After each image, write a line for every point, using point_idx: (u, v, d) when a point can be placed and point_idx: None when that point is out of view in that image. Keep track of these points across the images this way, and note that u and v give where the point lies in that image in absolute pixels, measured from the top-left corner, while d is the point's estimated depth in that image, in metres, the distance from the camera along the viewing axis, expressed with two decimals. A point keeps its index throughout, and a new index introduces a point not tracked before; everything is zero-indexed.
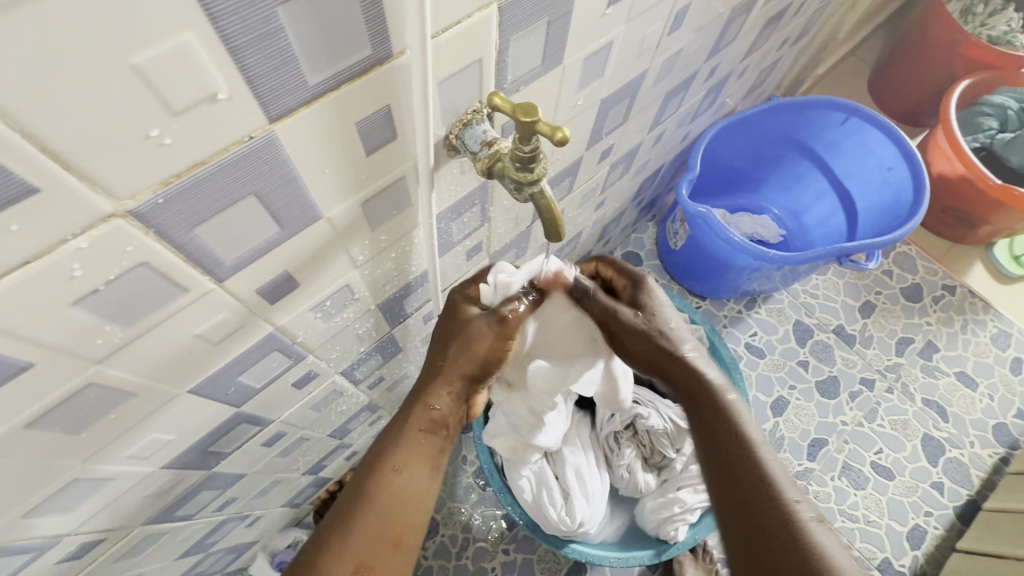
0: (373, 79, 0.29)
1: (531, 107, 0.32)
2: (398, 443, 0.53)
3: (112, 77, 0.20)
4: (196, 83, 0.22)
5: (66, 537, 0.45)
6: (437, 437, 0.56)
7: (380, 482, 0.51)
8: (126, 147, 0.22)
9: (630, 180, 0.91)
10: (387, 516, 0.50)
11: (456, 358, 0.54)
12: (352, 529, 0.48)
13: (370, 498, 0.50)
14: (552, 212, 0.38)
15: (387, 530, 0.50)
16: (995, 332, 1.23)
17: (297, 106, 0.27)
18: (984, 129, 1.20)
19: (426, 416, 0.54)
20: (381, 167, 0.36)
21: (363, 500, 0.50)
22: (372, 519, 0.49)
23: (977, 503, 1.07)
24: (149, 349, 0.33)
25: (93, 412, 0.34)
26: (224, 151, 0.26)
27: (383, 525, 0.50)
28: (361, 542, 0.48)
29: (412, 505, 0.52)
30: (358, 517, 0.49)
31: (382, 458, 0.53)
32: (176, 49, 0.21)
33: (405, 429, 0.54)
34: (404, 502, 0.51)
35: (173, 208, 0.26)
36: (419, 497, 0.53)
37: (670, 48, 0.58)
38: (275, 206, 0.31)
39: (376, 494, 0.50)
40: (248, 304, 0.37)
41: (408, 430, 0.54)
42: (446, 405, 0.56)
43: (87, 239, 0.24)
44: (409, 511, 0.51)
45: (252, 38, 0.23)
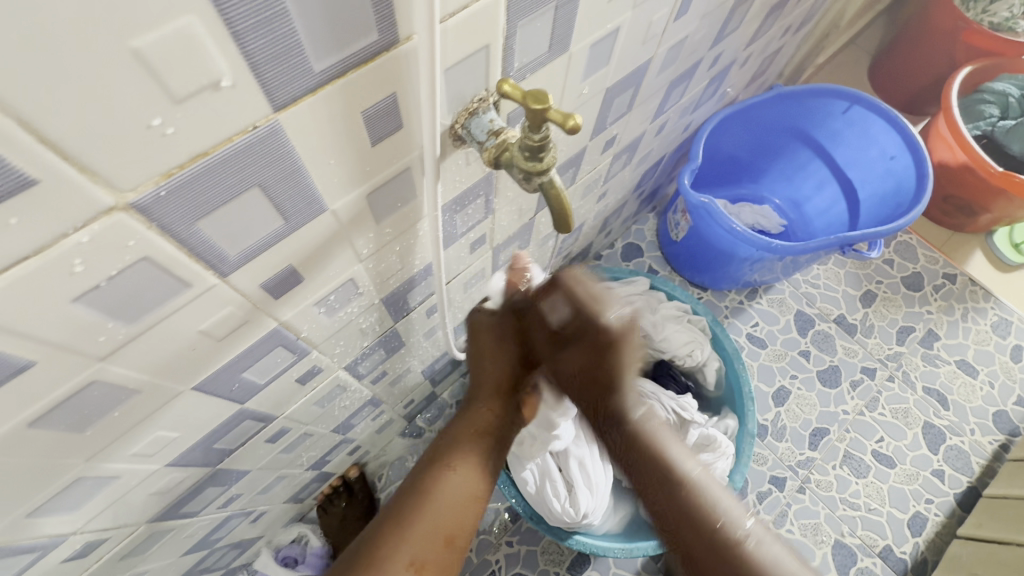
0: (379, 66, 0.28)
1: (541, 93, 0.31)
2: (455, 442, 0.53)
3: (111, 62, 0.19)
4: (199, 69, 0.21)
5: (71, 536, 0.44)
6: (491, 439, 0.55)
7: (439, 478, 0.50)
8: (127, 137, 0.21)
9: (632, 170, 0.90)
10: (444, 511, 0.48)
11: (498, 357, 0.58)
12: (408, 521, 0.47)
13: (427, 493, 0.49)
14: (561, 202, 0.38)
15: (442, 528, 0.48)
16: (995, 320, 1.24)
17: (302, 94, 0.26)
18: (985, 117, 1.19)
19: (480, 417, 0.55)
20: (385, 158, 0.35)
21: (421, 494, 0.49)
22: (428, 515, 0.48)
23: (977, 490, 1.07)
24: (152, 346, 0.32)
25: (94, 411, 0.34)
26: (228, 141, 0.25)
27: (439, 521, 0.48)
28: (417, 534, 0.46)
29: (467, 503, 0.50)
30: (415, 509, 0.48)
31: (437, 455, 0.52)
32: (178, 33, 0.20)
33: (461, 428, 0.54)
34: (460, 499, 0.50)
35: (175, 200, 0.25)
36: (474, 497, 0.51)
37: (674, 35, 0.57)
38: (280, 198, 0.30)
39: (432, 489, 0.49)
40: (252, 299, 0.36)
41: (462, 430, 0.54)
42: (499, 406, 0.56)
43: (87, 233, 0.23)
44: (463, 511, 0.50)
45: (256, 22, 0.22)
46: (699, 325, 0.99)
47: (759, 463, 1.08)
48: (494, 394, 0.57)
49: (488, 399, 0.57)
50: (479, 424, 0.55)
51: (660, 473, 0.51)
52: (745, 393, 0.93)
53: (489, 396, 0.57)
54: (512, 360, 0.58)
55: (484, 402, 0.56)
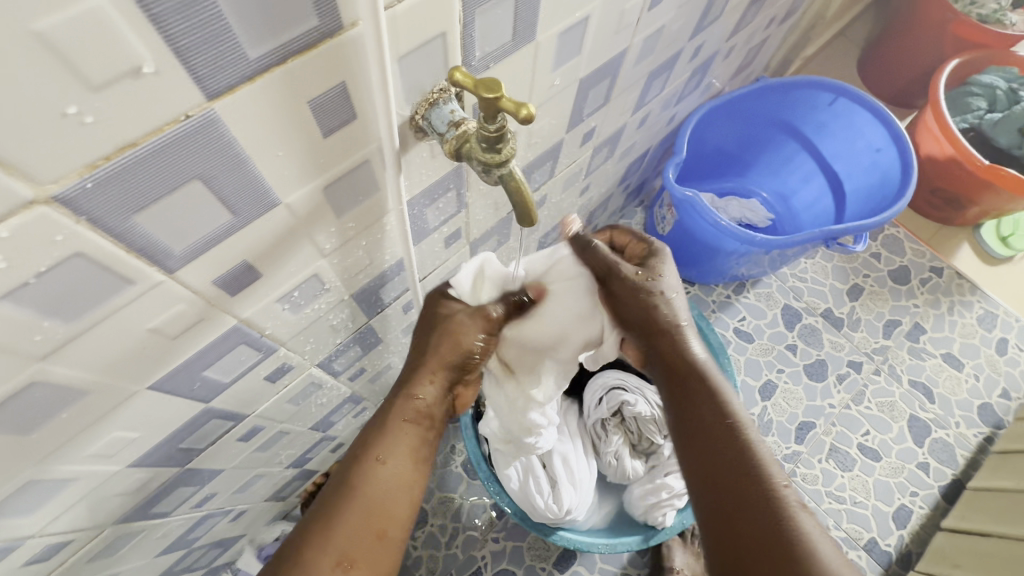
0: (322, 54, 0.27)
1: (494, 81, 0.31)
2: (383, 434, 0.52)
3: (11, 46, 0.18)
4: (115, 54, 0.20)
5: (30, 539, 0.43)
6: (423, 427, 0.55)
7: (364, 472, 0.50)
8: (41, 126, 0.20)
9: (616, 164, 0.90)
10: (371, 506, 0.49)
11: (431, 349, 0.56)
12: (335, 519, 0.47)
13: (355, 488, 0.49)
14: (522, 195, 0.37)
15: (370, 522, 0.48)
16: (982, 313, 1.24)
17: (238, 82, 0.25)
18: (973, 109, 1.19)
19: (408, 405, 0.54)
20: (340, 150, 0.34)
21: (347, 492, 0.49)
22: (355, 511, 0.48)
23: (961, 482, 1.08)
24: (97, 344, 0.31)
25: (41, 412, 0.33)
26: (159, 131, 0.24)
27: (367, 515, 0.48)
28: (345, 532, 0.47)
29: (397, 495, 0.50)
30: (340, 507, 0.48)
31: (364, 450, 0.52)
32: (87, 15, 0.19)
33: (389, 419, 0.53)
34: (389, 492, 0.50)
35: (105, 193, 0.24)
36: (405, 487, 0.51)
37: (650, 25, 0.56)
38: (224, 191, 0.29)
39: (359, 484, 0.49)
40: (207, 296, 0.35)
41: (390, 420, 0.53)
42: (431, 393, 0.55)
43: (8, 228, 0.22)
44: (393, 502, 0.50)
45: (176, 6, 0.21)
46: None
47: None
48: (427, 383, 0.55)
49: (419, 386, 0.55)
50: (408, 412, 0.54)
51: (724, 411, 0.51)
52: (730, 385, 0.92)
53: (421, 383, 0.55)
54: (446, 349, 0.56)
55: (414, 387, 0.55)
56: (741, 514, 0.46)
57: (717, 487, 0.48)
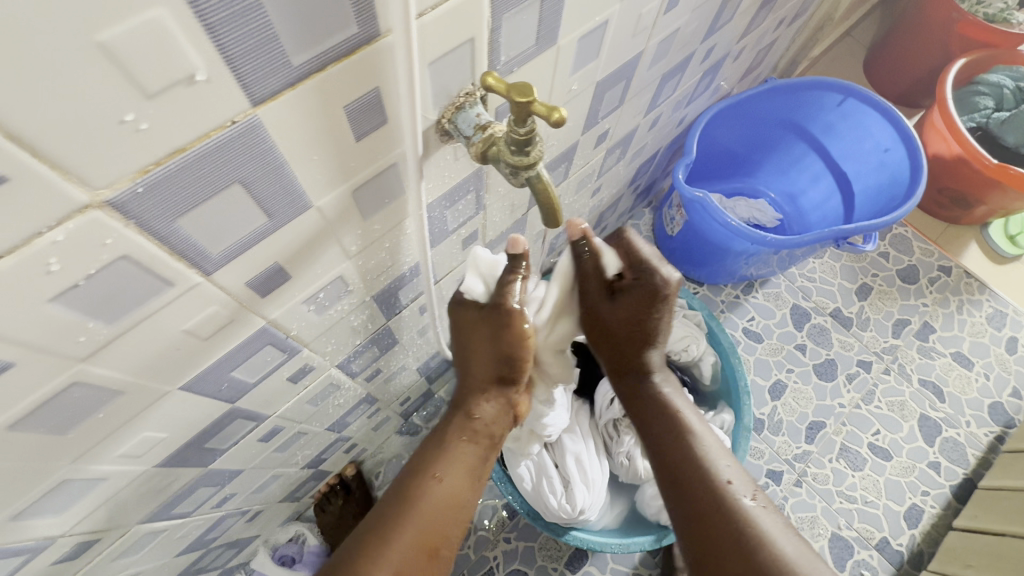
0: (360, 60, 0.28)
1: (526, 87, 0.31)
2: (443, 452, 0.55)
3: (76, 56, 0.19)
4: (171, 62, 0.21)
5: (60, 538, 0.44)
6: (478, 446, 0.57)
7: (423, 488, 0.52)
8: (100, 133, 0.21)
9: (626, 165, 0.90)
10: (428, 521, 0.50)
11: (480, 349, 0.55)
12: (395, 531, 0.48)
13: (416, 503, 0.50)
14: (549, 197, 0.37)
15: (427, 538, 0.49)
16: (991, 312, 1.24)
17: (282, 88, 0.26)
18: (980, 109, 1.19)
19: (469, 424, 0.56)
20: (371, 152, 0.35)
21: (407, 505, 0.50)
22: (413, 525, 0.49)
23: (972, 482, 1.08)
24: (135, 345, 0.32)
25: (78, 412, 0.33)
26: (206, 136, 0.25)
27: (424, 531, 0.49)
28: (404, 546, 0.48)
29: (451, 515, 0.52)
30: (398, 520, 0.49)
31: (425, 466, 0.53)
32: (148, 25, 0.20)
33: (450, 437, 0.56)
34: (445, 511, 0.51)
35: (154, 198, 0.25)
36: (458, 508, 0.52)
37: (665, 28, 0.57)
38: (262, 195, 0.30)
39: (420, 500, 0.51)
40: (238, 298, 0.36)
41: (452, 439, 0.56)
42: (488, 413, 0.57)
43: (62, 232, 0.23)
44: (447, 522, 0.51)
45: (229, 16, 0.21)
46: (695, 320, 0.99)
47: (756, 457, 1.08)
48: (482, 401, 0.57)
49: (480, 404, 0.57)
50: (468, 432, 0.56)
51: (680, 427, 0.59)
52: (741, 387, 0.93)
53: (482, 403, 0.57)
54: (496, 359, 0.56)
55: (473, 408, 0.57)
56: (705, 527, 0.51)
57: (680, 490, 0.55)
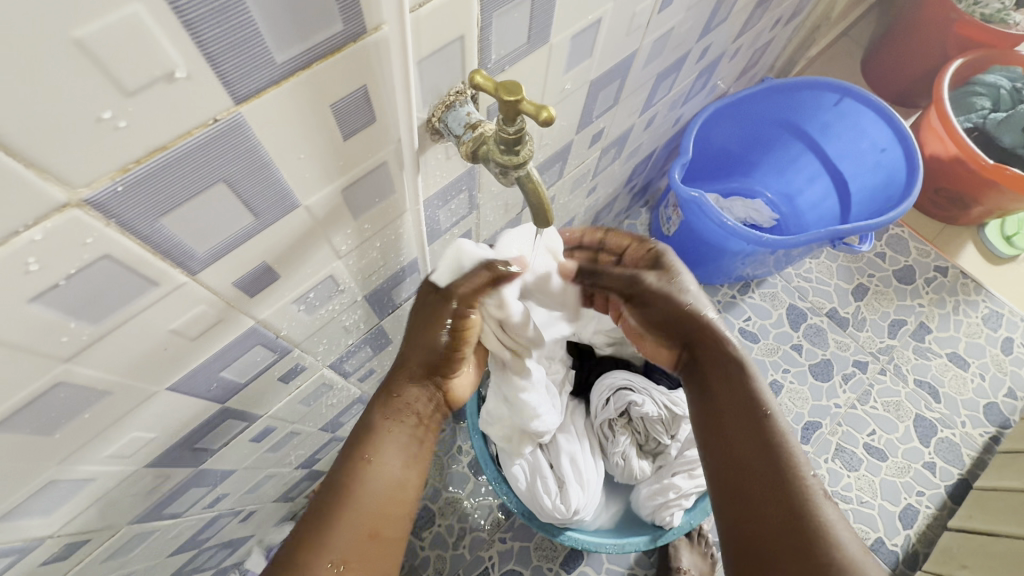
0: (346, 57, 0.28)
1: (514, 85, 0.31)
2: (371, 433, 0.52)
3: (51, 52, 0.18)
4: (150, 59, 0.21)
5: (48, 539, 0.44)
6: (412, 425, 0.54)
7: (354, 475, 0.50)
8: (77, 131, 0.21)
9: (622, 165, 0.90)
10: (362, 508, 0.48)
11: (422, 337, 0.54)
12: (331, 522, 0.47)
13: (350, 491, 0.49)
14: (539, 197, 0.37)
15: (363, 526, 0.48)
16: (987, 312, 1.24)
17: (266, 86, 0.25)
18: (977, 109, 1.18)
19: (396, 402, 0.54)
20: (360, 151, 0.34)
21: (339, 496, 0.48)
22: (348, 515, 0.48)
23: (968, 482, 1.08)
24: (120, 346, 0.32)
25: (63, 413, 0.33)
26: (188, 134, 0.24)
27: (364, 516, 0.48)
28: (344, 536, 0.47)
29: (387, 496, 0.50)
30: (331, 513, 0.48)
31: (352, 453, 0.51)
32: (126, 21, 0.19)
33: (377, 416, 0.53)
34: (382, 495, 0.50)
35: (134, 196, 0.25)
36: (396, 491, 0.51)
37: (660, 27, 0.57)
38: (248, 194, 0.30)
39: (353, 487, 0.49)
40: (226, 297, 0.35)
41: (379, 418, 0.53)
42: (413, 392, 0.55)
43: (40, 230, 0.23)
44: (387, 504, 0.50)
45: (209, 12, 0.21)
46: None
47: None
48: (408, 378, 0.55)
49: (409, 377, 0.55)
50: (396, 410, 0.54)
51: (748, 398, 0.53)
52: None
53: (410, 376, 0.55)
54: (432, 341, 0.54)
55: (397, 386, 0.54)
56: (757, 508, 0.48)
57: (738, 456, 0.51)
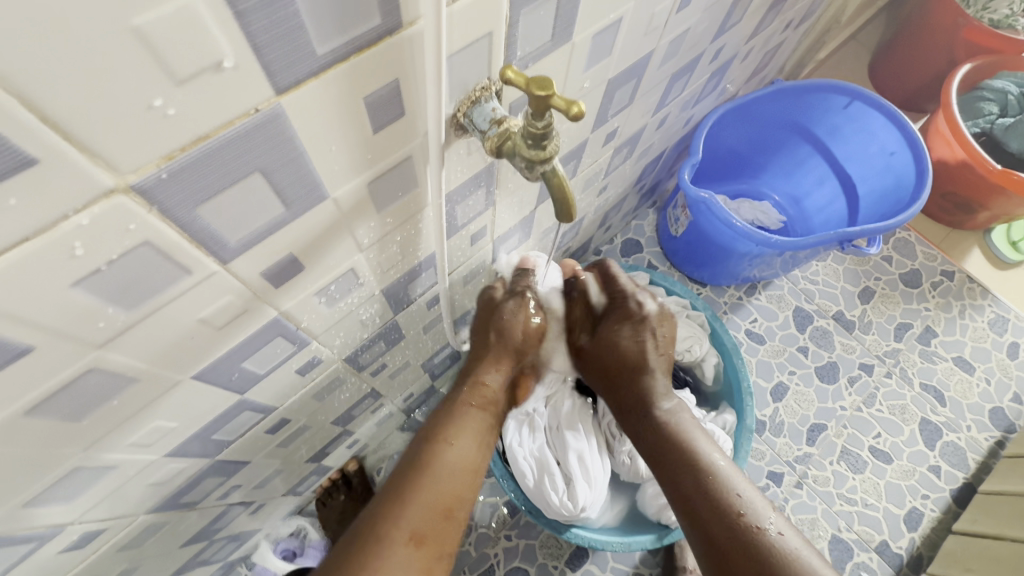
0: (383, 50, 0.28)
1: (545, 80, 0.31)
2: (453, 419, 0.58)
3: (108, 38, 0.19)
4: (201, 49, 0.21)
5: (69, 526, 0.44)
6: (487, 413, 0.62)
7: (434, 452, 0.55)
8: (127, 117, 0.21)
9: (633, 165, 0.90)
10: (442, 482, 0.52)
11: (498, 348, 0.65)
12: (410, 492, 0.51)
13: (429, 464, 0.53)
14: (564, 191, 0.37)
15: (442, 501, 0.51)
16: (993, 317, 1.24)
17: (305, 77, 0.26)
18: (985, 114, 1.19)
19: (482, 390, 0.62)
20: (389, 144, 0.35)
21: (419, 468, 0.53)
22: (427, 491, 0.51)
23: (972, 486, 1.08)
24: (151, 333, 0.32)
25: (94, 398, 0.34)
26: (230, 124, 0.25)
27: (439, 495, 0.52)
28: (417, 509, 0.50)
29: (463, 476, 0.54)
30: (411, 487, 0.51)
31: (453, 423, 0.58)
32: (181, 11, 0.20)
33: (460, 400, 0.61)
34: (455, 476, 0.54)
35: (177, 183, 0.25)
36: (469, 472, 0.55)
37: (676, 28, 0.57)
38: (281, 185, 0.30)
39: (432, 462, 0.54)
40: (253, 287, 0.36)
41: (461, 403, 0.60)
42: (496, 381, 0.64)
43: (87, 216, 0.23)
44: (461, 485, 0.54)
45: (257, 3, 0.22)
46: (698, 321, 1.00)
47: (757, 458, 1.09)
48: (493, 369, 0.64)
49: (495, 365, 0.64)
50: (477, 399, 0.62)
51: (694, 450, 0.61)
52: (743, 387, 0.93)
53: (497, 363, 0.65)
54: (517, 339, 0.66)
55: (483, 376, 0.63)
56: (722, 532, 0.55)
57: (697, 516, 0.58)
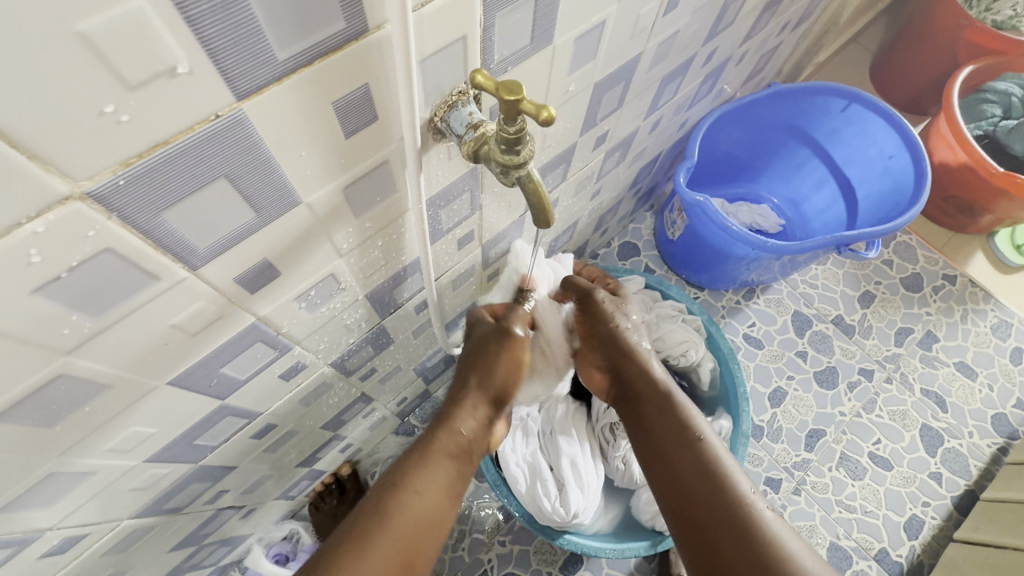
0: (350, 54, 0.28)
1: (516, 84, 0.31)
2: (426, 464, 0.55)
3: (51, 43, 0.19)
4: (152, 55, 0.21)
5: (48, 532, 0.44)
6: (461, 462, 0.58)
7: (400, 501, 0.52)
8: (78, 124, 0.21)
9: (627, 169, 0.90)
10: (403, 534, 0.51)
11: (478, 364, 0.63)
12: (374, 539, 0.49)
13: (393, 514, 0.51)
14: (541, 197, 0.37)
15: (401, 553, 0.50)
16: (996, 322, 1.22)
17: (267, 83, 0.26)
18: (987, 116, 1.18)
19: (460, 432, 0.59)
20: (363, 149, 0.34)
21: (384, 517, 0.51)
22: (387, 541, 0.50)
23: (974, 494, 1.06)
24: (121, 340, 0.32)
25: (65, 405, 0.33)
26: (189, 130, 0.24)
27: (399, 546, 0.50)
28: (376, 562, 0.48)
29: (428, 527, 0.53)
30: (372, 536, 0.49)
31: (425, 470, 0.55)
32: (127, 16, 0.19)
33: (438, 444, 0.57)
34: (419, 529, 0.52)
35: (136, 190, 0.25)
36: (435, 522, 0.54)
37: (665, 30, 0.56)
38: (249, 191, 0.30)
39: (399, 509, 0.52)
40: (227, 293, 0.36)
41: (436, 449, 0.57)
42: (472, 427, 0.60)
43: (42, 223, 0.23)
44: (424, 536, 0.52)
45: (210, 9, 0.21)
46: (694, 325, 0.99)
47: (754, 464, 1.07)
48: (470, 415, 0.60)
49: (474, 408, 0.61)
50: (453, 446, 0.58)
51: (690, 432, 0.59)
52: (740, 392, 0.92)
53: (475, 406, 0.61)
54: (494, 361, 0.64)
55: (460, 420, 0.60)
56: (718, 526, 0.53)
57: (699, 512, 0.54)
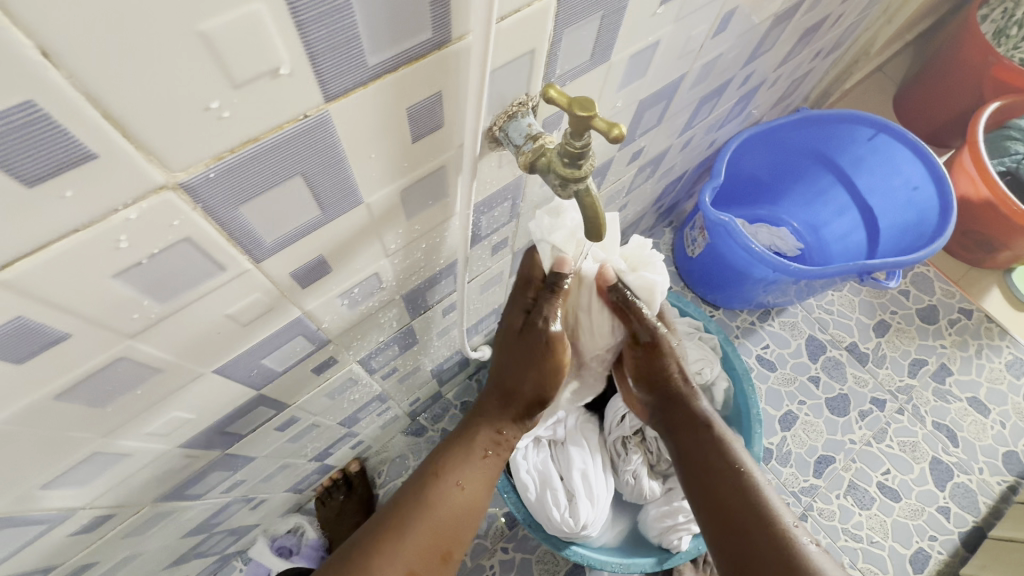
0: (430, 63, 0.29)
1: (588, 101, 0.31)
2: (466, 459, 0.58)
3: (177, 42, 0.19)
4: (261, 55, 0.22)
5: (78, 511, 0.44)
6: (495, 458, 0.60)
7: (443, 491, 0.55)
8: (184, 118, 0.22)
9: (654, 184, 0.90)
10: (444, 524, 0.53)
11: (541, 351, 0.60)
12: (415, 530, 0.51)
13: (435, 502, 0.54)
14: (596, 209, 0.37)
15: (440, 544, 0.52)
16: (1010, 359, 1.22)
17: (355, 86, 0.26)
18: (1011, 153, 1.18)
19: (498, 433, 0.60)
20: (425, 153, 0.35)
21: (427, 506, 0.53)
22: (429, 530, 0.52)
23: (982, 531, 1.05)
24: (181, 326, 0.33)
25: (119, 387, 0.34)
26: (279, 128, 0.25)
27: (438, 536, 0.52)
28: (417, 549, 0.51)
29: (465, 519, 0.55)
30: (414, 523, 0.52)
31: (464, 465, 0.57)
32: (245, 18, 0.20)
33: (476, 443, 0.59)
34: (457, 519, 0.54)
35: (223, 182, 0.25)
36: (473, 513, 0.56)
37: (711, 51, 0.57)
38: (320, 189, 0.31)
39: (437, 501, 0.54)
40: (281, 286, 0.36)
41: (473, 447, 0.59)
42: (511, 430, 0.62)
43: (135, 210, 0.24)
44: (461, 526, 0.55)
45: (319, 13, 0.22)
46: (710, 343, 0.99)
47: None
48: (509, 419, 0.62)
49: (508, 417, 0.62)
50: (491, 444, 0.60)
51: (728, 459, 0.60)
52: (753, 414, 0.92)
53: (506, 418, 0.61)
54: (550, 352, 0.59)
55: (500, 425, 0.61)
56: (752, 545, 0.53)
57: (735, 539, 0.55)
